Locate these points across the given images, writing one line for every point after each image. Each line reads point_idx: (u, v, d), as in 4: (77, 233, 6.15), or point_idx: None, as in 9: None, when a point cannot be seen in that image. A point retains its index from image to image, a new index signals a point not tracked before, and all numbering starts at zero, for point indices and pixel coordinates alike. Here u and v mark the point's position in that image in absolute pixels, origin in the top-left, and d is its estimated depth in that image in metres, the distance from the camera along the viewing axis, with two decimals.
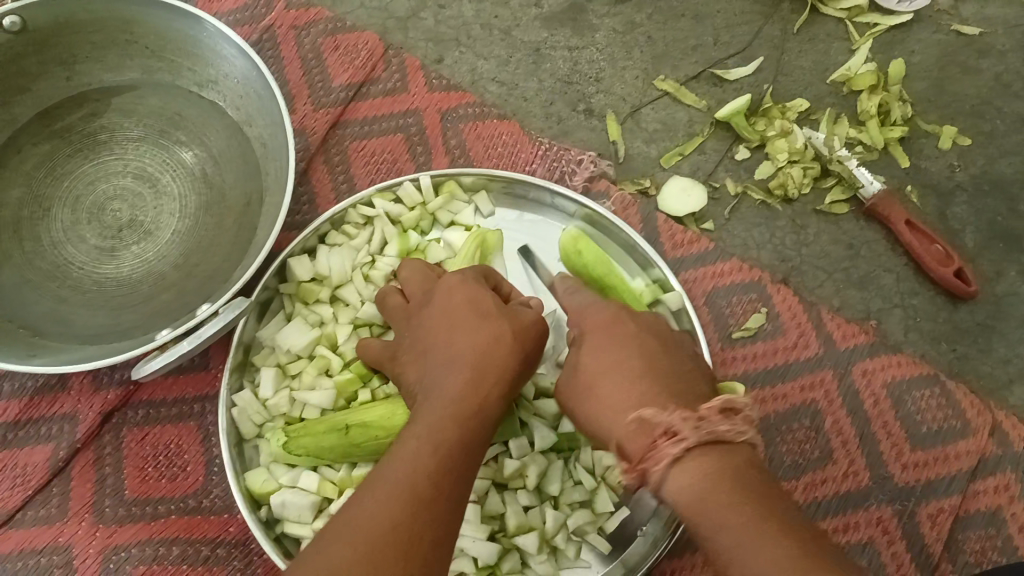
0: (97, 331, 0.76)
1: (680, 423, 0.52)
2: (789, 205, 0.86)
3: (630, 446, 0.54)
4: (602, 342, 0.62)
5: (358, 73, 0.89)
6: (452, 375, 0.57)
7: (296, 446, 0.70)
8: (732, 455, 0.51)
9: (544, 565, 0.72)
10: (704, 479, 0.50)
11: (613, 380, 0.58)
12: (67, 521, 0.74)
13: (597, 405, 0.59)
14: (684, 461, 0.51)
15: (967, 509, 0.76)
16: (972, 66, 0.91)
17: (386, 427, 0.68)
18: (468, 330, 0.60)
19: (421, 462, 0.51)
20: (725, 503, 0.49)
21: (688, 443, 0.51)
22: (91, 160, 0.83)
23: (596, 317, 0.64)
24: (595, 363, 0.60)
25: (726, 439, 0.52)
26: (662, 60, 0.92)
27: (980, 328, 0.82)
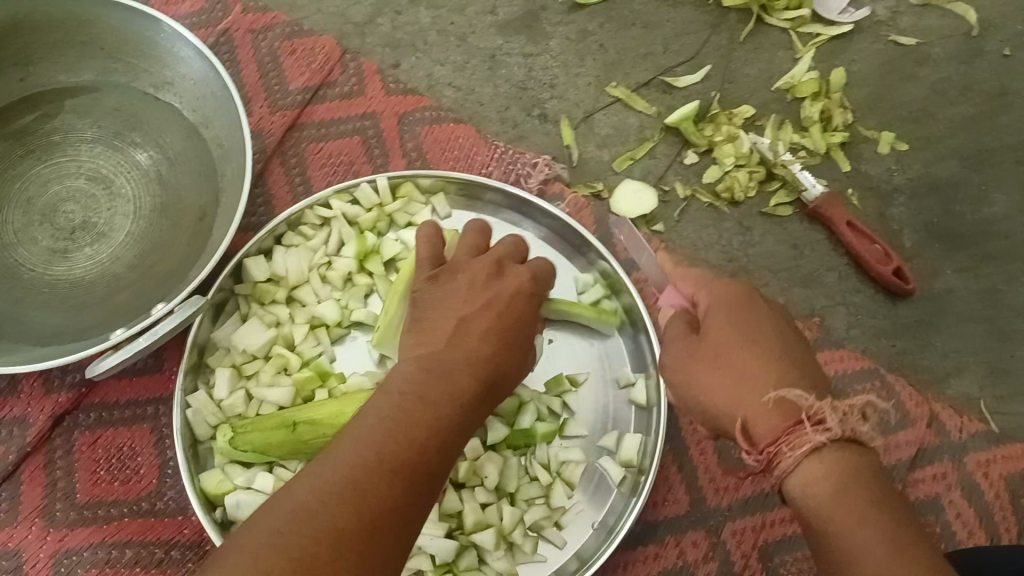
0: (50, 332, 0.75)
1: (829, 412, 0.51)
2: (736, 207, 0.89)
3: (759, 425, 0.53)
4: (735, 317, 0.58)
5: (315, 76, 0.90)
6: (460, 377, 0.55)
7: (242, 442, 0.70)
8: (862, 456, 0.53)
9: (503, 561, 0.72)
10: (834, 481, 0.51)
11: (746, 357, 0.56)
12: (17, 525, 0.72)
13: (721, 377, 0.57)
14: (821, 454, 0.52)
15: (908, 497, 0.79)
16: (909, 75, 0.95)
17: (334, 423, 0.69)
18: (477, 312, 0.59)
19: (411, 454, 0.50)
20: (861, 503, 0.51)
21: (832, 436, 0.51)
22: (43, 162, 0.82)
23: (725, 293, 0.60)
24: (721, 335, 0.58)
25: (861, 439, 0.53)
26: (614, 67, 0.94)
27: (918, 324, 0.86)
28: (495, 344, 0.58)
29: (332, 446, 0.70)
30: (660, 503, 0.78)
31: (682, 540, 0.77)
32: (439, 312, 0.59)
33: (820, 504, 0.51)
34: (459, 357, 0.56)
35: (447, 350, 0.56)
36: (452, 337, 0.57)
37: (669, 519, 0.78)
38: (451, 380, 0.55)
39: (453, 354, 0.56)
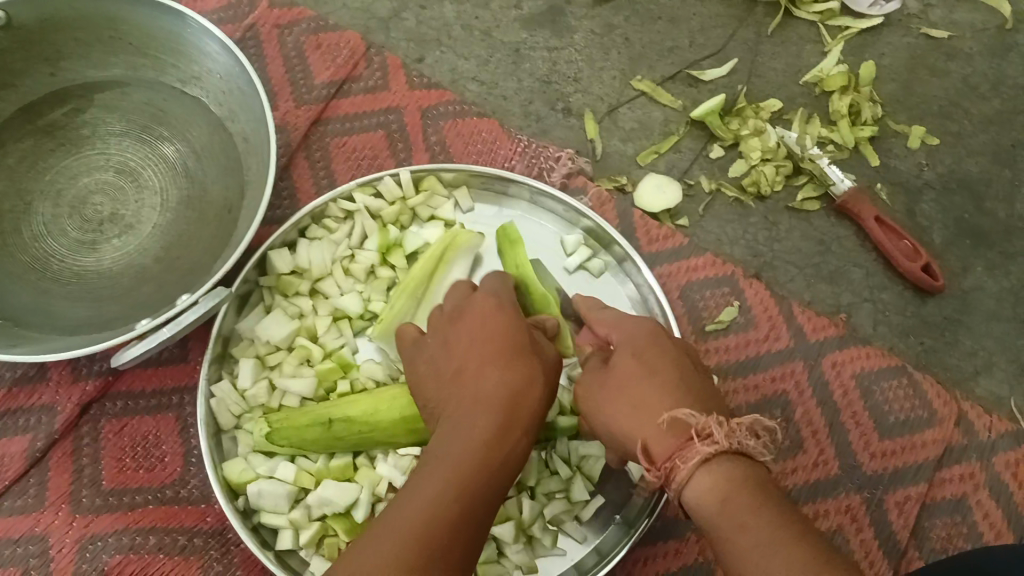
0: (78, 323, 0.76)
1: (716, 426, 0.52)
2: (762, 202, 0.88)
3: (655, 446, 0.54)
4: (639, 353, 0.60)
5: (340, 71, 0.91)
6: (476, 413, 0.57)
7: (279, 437, 0.70)
8: (755, 468, 0.52)
9: (521, 554, 0.72)
10: (723, 490, 0.50)
11: (647, 383, 0.57)
12: (45, 510, 0.74)
13: (619, 411, 0.58)
14: (712, 467, 0.51)
15: (933, 497, 0.78)
16: (939, 68, 0.94)
17: (369, 421, 0.69)
18: (474, 327, 0.64)
19: (460, 457, 0.53)
20: (749, 505, 0.49)
21: (721, 445, 0.51)
22: (73, 155, 0.84)
23: (633, 329, 0.63)
24: (625, 367, 0.59)
25: (751, 454, 0.52)
26: (638, 61, 0.94)
27: (947, 322, 0.84)
28: (501, 368, 0.59)
29: (367, 442, 0.70)
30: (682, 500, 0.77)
31: (703, 538, 0.76)
32: (445, 365, 0.62)
33: (711, 514, 0.50)
34: (470, 402, 0.58)
35: (459, 398, 0.59)
36: (456, 384, 0.60)
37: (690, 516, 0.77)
38: (466, 421, 0.56)
39: (463, 399, 0.58)
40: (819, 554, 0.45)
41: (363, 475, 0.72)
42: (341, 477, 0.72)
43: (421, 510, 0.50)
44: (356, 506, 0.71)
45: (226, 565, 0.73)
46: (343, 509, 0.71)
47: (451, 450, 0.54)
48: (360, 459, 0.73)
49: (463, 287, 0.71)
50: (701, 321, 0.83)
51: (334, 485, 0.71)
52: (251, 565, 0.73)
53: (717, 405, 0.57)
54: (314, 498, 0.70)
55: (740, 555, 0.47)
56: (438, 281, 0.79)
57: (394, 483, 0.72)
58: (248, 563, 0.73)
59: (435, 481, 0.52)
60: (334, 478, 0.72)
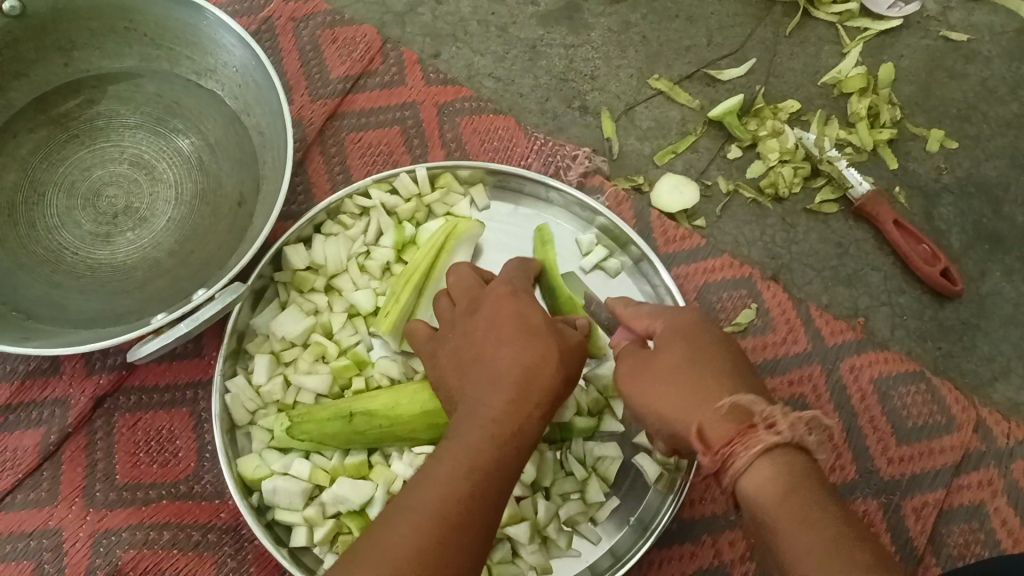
0: (92, 316, 0.76)
1: (782, 418, 0.51)
2: (779, 203, 0.88)
3: (714, 429, 0.52)
4: (690, 339, 0.59)
5: (356, 65, 0.90)
6: (491, 395, 0.56)
7: (300, 432, 0.70)
8: (812, 466, 0.51)
9: (536, 555, 0.72)
10: (782, 483, 0.49)
11: (702, 372, 0.56)
12: (58, 504, 0.73)
13: (673, 393, 0.56)
14: (774, 457, 0.50)
15: (951, 503, 0.77)
16: (958, 71, 0.93)
17: (390, 416, 0.68)
18: (490, 308, 0.62)
19: (475, 441, 0.53)
20: (812, 501, 0.49)
21: (784, 437, 0.50)
22: (87, 147, 0.83)
23: (680, 319, 0.61)
24: (673, 355, 0.58)
25: (807, 450, 0.52)
26: (656, 59, 0.93)
27: (965, 327, 0.84)
28: (517, 348, 0.58)
29: (386, 437, 0.69)
30: (698, 502, 0.77)
31: (718, 540, 0.76)
32: (465, 347, 0.61)
33: (771, 505, 0.49)
34: (485, 382, 0.57)
35: (475, 379, 0.58)
36: (473, 366, 0.59)
37: (705, 518, 0.76)
38: (482, 404, 0.56)
39: (478, 379, 0.58)
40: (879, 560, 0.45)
41: (378, 473, 0.71)
42: (356, 474, 0.71)
43: (434, 500, 0.50)
44: (372, 504, 0.70)
45: (239, 562, 0.72)
46: (358, 507, 0.70)
47: (463, 432, 0.54)
48: (375, 458, 0.72)
49: (466, 268, 0.70)
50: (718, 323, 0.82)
51: (350, 483, 0.70)
52: (265, 562, 0.72)
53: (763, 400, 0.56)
54: (329, 496, 0.70)
55: (800, 550, 0.47)
56: (439, 273, 0.77)
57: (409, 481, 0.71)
58: (262, 560, 0.72)
59: (448, 468, 0.52)
60: (349, 475, 0.71)
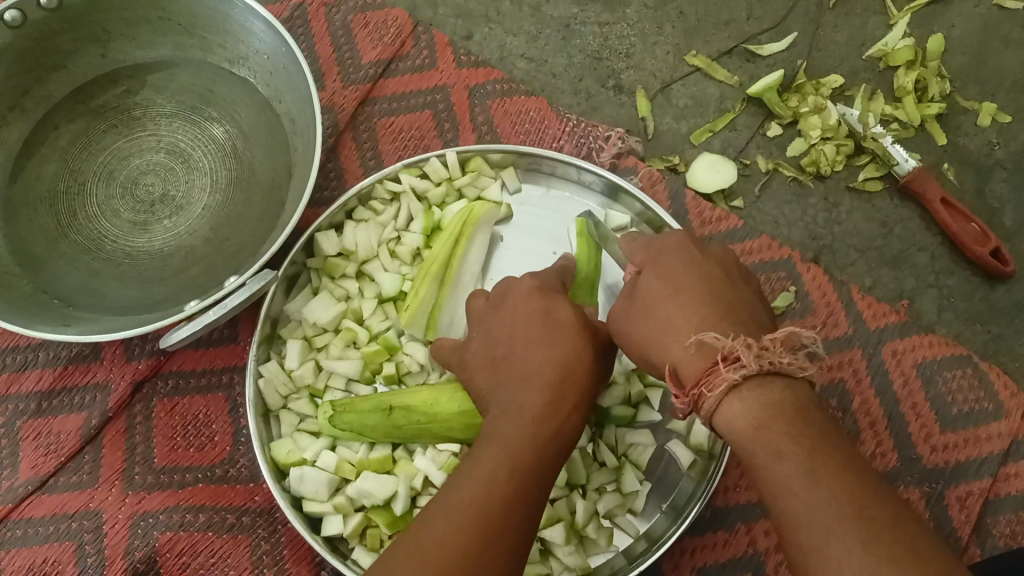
0: (129, 303, 0.77)
1: (744, 349, 0.47)
2: (822, 181, 0.85)
3: (685, 372, 0.50)
4: (666, 266, 0.56)
5: (387, 49, 0.89)
6: (525, 399, 0.55)
7: (340, 421, 0.70)
8: (789, 389, 0.47)
9: (574, 556, 0.71)
10: (754, 418, 0.46)
11: (669, 305, 0.53)
12: (98, 487, 0.75)
13: (652, 334, 0.54)
14: (742, 392, 0.47)
15: (998, 492, 0.74)
16: (1014, 40, 0.89)
17: (429, 414, 0.69)
18: (515, 307, 0.62)
19: (513, 439, 0.52)
20: (783, 432, 0.45)
21: (748, 371, 0.47)
22: (125, 136, 0.84)
23: (659, 246, 0.58)
24: (649, 290, 0.55)
25: (787, 372, 0.47)
26: (693, 35, 0.91)
27: (1017, 309, 0.81)
28: (546, 346, 0.58)
29: (425, 433, 0.70)
30: (733, 490, 0.75)
31: (753, 528, 0.75)
32: (495, 345, 0.61)
33: (742, 437, 0.47)
34: (517, 380, 0.57)
35: (506, 378, 0.58)
36: (504, 365, 0.59)
37: (740, 506, 0.75)
38: (515, 405, 0.55)
39: (510, 379, 0.57)
40: (855, 484, 0.43)
41: (402, 468, 0.72)
42: (380, 469, 0.72)
43: (478, 497, 0.49)
44: (396, 499, 0.71)
45: (273, 545, 0.74)
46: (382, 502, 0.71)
47: (501, 431, 0.53)
48: (399, 453, 0.73)
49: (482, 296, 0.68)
50: None
51: (373, 478, 0.71)
52: (298, 545, 0.74)
53: (749, 319, 0.51)
54: (353, 491, 0.71)
55: (777, 487, 0.45)
56: (459, 261, 0.77)
57: (431, 477, 0.72)
58: (295, 543, 0.74)
59: (489, 468, 0.51)
60: (373, 470, 0.72)
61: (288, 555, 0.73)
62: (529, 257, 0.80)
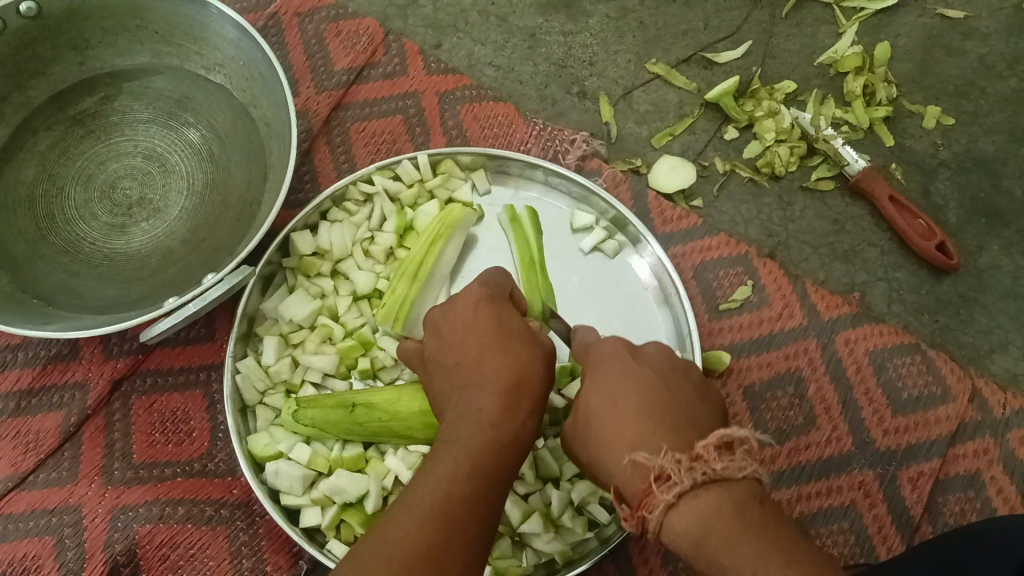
0: (108, 303, 0.79)
1: (672, 467, 0.47)
2: (776, 181, 0.89)
3: (628, 491, 0.50)
4: (604, 380, 0.57)
5: (359, 57, 0.92)
6: (481, 401, 0.56)
7: (304, 417, 0.73)
8: (729, 492, 0.47)
9: (552, 544, 0.73)
10: (695, 535, 0.46)
11: (609, 419, 0.54)
12: (78, 482, 0.77)
13: (597, 446, 0.55)
14: (680, 508, 0.47)
15: (947, 472, 0.78)
16: (956, 48, 0.94)
17: (390, 411, 0.71)
18: (466, 315, 0.62)
19: (471, 440, 0.53)
20: (727, 547, 0.45)
21: (681, 487, 0.47)
22: (102, 141, 0.86)
23: (600, 358, 0.60)
24: (589, 405, 0.57)
25: (724, 477, 0.47)
26: (654, 44, 0.95)
27: (962, 300, 0.85)
28: (499, 353, 0.59)
29: (385, 431, 0.72)
30: None
31: None
32: (447, 349, 0.61)
33: (687, 553, 0.47)
34: (473, 385, 0.57)
35: (462, 381, 0.58)
36: (458, 370, 0.59)
37: None
38: (472, 407, 0.56)
39: (464, 384, 0.58)
40: None
41: (373, 468, 0.74)
42: (353, 468, 0.74)
43: (438, 497, 0.49)
44: (368, 497, 0.73)
45: (251, 537, 0.75)
46: (354, 501, 0.73)
47: (460, 432, 0.54)
48: (371, 452, 0.75)
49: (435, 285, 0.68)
50: (716, 300, 0.84)
51: (347, 475, 0.72)
52: (276, 536, 0.75)
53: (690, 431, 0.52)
54: (327, 486, 0.72)
55: None
56: (434, 260, 0.79)
57: (401, 476, 0.74)
58: (273, 534, 0.75)
59: (450, 469, 0.51)
60: (347, 468, 0.74)
61: (266, 546, 0.75)
62: (499, 256, 0.83)
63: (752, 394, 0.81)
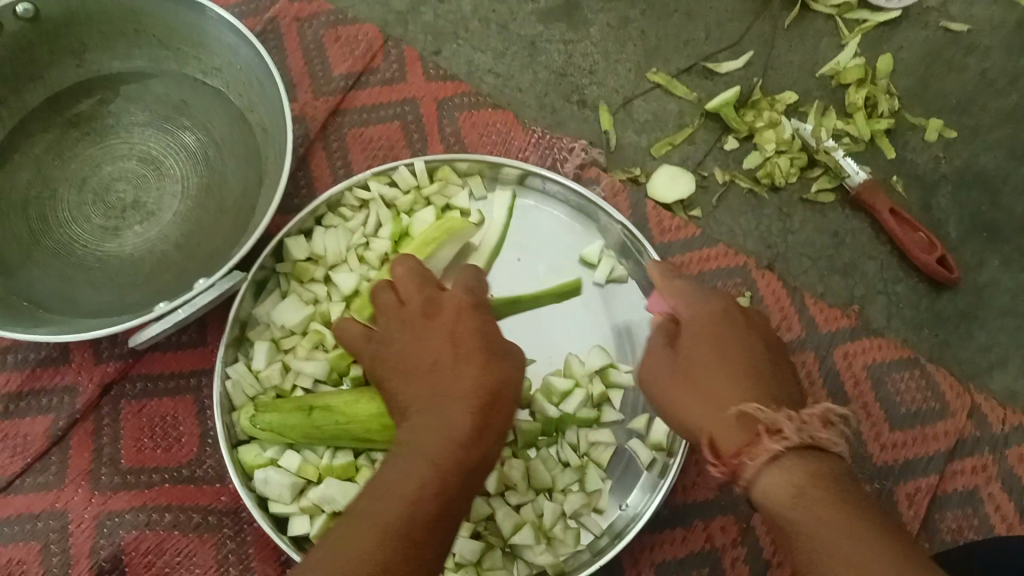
0: (102, 308, 0.79)
1: (786, 421, 0.50)
2: (776, 193, 0.88)
3: (724, 442, 0.53)
4: (709, 336, 0.59)
5: (357, 63, 0.92)
6: (455, 420, 0.54)
7: (261, 420, 0.71)
8: (829, 463, 0.49)
9: (545, 556, 0.71)
10: (794, 485, 0.48)
11: (712, 371, 0.57)
12: (65, 487, 0.76)
13: (697, 396, 0.56)
14: (782, 462, 0.49)
15: (945, 489, 0.77)
16: (957, 62, 0.93)
17: (345, 413, 0.70)
18: (440, 330, 0.60)
19: (441, 457, 0.52)
20: (821, 495, 0.47)
21: (790, 442, 0.49)
22: (97, 144, 0.85)
23: (705, 310, 0.61)
24: (696, 353, 0.58)
25: (824, 448, 0.50)
26: (654, 54, 0.94)
27: (961, 315, 0.84)
28: (477, 370, 0.57)
29: (344, 435, 0.70)
30: (691, 489, 0.77)
31: (710, 525, 0.77)
32: (416, 361, 0.59)
33: (778, 501, 0.48)
34: (445, 401, 0.56)
35: (432, 396, 0.56)
36: (431, 375, 0.58)
37: (699, 503, 0.77)
38: (444, 422, 0.54)
39: (435, 399, 0.56)
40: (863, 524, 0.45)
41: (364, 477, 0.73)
42: (343, 476, 0.73)
43: (399, 512, 0.49)
44: None
45: (239, 544, 0.74)
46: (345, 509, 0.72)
47: (428, 445, 0.53)
48: (361, 461, 0.74)
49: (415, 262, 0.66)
50: None
51: (337, 484, 0.72)
52: (264, 544, 0.74)
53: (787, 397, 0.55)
54: (317, 495, 0.72)
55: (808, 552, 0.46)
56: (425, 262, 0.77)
57: None
58: (262, 541, 0.75)
59: (413, 487, 0.51)
60: (337, 476, 0.73)
61: (254, 554, 0.74)
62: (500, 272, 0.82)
63: None
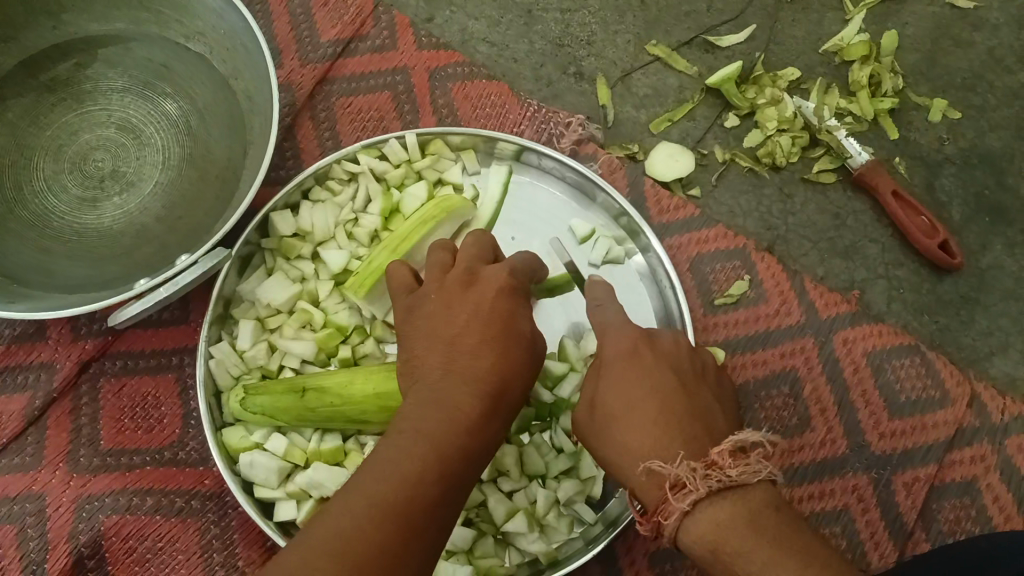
0: (79, 282, 0.75)
1: (686, 474, 0.47)
2: (777, 172, 0.86)
3: (646, 495, 0.50)
4: (626, 372, 0.55)
5: (346, 29, 0.88)
6: (461, 397, 0.52)
7: (251, 404, 0.69)
8: (745, 500, 0.46)
9: (537, 544, 0.70)
10: (713, 536, 0.46)
11: (626, 411, 0.53)
12: (42, 469, 0.73)
13: (614, 441, 0.53)
14: (694, 516, 0.47)
15: (942, 478, 0.77)
16: (964, 39, 0.91)
17: (341, 395, 0.67)
18: (462, 300, 0.58)
19: (444, 441, 0.49)
20: (744, 539, 0.45)
21: (697, 495, 0.47)
22: (75, 110, 0.82)
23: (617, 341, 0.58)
24: (614, 391, 0.55)
25: (740, 483, 0.47)
26: (655, 25, 0.91)
27: (963, 301, 0.82)
28: (492, 350, 0.55)
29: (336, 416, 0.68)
30: None
31: None
32: (439, 329, 0.57)
33: (704, 556, 0.46)
34: (457, 378, 0.53)
35: (441, 374, 0.54)
36: (449, 348, 0.55)
37: None
38: (448, 401, 0.52)
39: (443, 377, 0.54)
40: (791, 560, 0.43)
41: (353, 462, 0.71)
42: (332, 460, 0.71)
43: (399, 487, 0.47)
44: None
45: (224, 530, 0.72)
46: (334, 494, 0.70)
47: (428, 424, 0.50)
48: (350, 444, 0.72)
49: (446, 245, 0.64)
50: (711, 295, 0.81)
51: (326, 469, 0.70)
52: (250, 530, 0.72)
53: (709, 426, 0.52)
54: (304, 480, 0.70)
55: None
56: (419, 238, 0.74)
57: None
58: (246, 527, 0.72)
59: (416, 467, 0.48)
60: (325, 461, 0.71)
61: (239, 539, 0.72)
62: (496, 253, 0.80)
63: (746, 393, 0.78)
